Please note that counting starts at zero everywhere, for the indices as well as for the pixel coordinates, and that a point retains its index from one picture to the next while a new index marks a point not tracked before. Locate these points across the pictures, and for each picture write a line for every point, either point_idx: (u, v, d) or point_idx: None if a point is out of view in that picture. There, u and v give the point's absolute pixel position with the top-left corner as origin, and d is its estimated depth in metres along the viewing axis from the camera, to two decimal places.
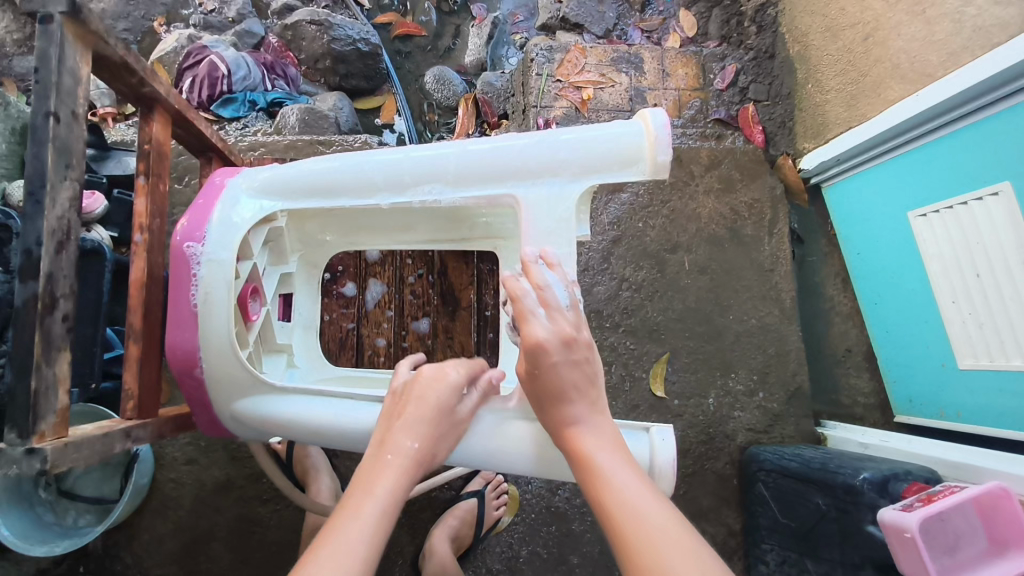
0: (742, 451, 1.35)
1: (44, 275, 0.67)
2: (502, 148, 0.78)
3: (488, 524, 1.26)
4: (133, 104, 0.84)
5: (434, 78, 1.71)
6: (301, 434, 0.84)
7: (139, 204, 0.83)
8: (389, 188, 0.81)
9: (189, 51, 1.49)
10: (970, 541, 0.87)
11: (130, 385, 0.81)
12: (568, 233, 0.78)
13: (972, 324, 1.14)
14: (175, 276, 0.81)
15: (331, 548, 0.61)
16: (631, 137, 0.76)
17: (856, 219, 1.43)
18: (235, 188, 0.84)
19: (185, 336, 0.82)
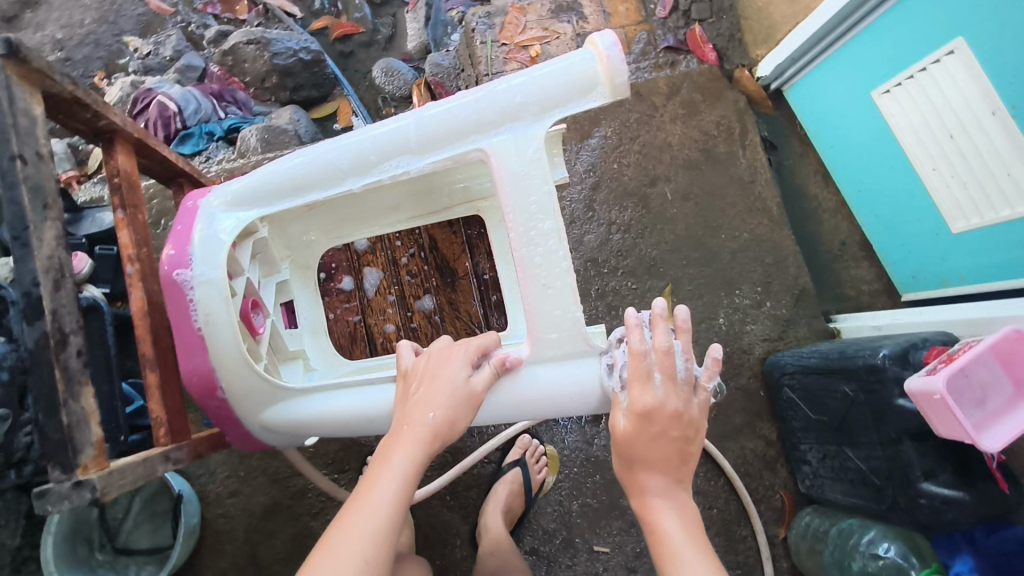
0: (762, 363, 1.37)
1: (48, 312, 0.69)
2: (458, 106, 0.76)
3: (535, 487, 1.27)
4: (92, 141, 0.84)
5: (383, 71, 1.69)
6: (332, 428, 0.85)
7: (122, 237, 0.84)
8: (356, 171, 0.80)
9: (135, 97, 1.48)
10: (995, 391, 0.90)
11: (158, 413, 0.82)
12: (542, 175, 0.75)
13: (956, 186, 1.15)
14: (173, 304, 0.82)
15: (350, 533, 0.65)
16: (583, 65, 0.74)
17: (825, 111, 1.44)
18: (209, 206, 0.84)
19: (197, 360, 0.83)
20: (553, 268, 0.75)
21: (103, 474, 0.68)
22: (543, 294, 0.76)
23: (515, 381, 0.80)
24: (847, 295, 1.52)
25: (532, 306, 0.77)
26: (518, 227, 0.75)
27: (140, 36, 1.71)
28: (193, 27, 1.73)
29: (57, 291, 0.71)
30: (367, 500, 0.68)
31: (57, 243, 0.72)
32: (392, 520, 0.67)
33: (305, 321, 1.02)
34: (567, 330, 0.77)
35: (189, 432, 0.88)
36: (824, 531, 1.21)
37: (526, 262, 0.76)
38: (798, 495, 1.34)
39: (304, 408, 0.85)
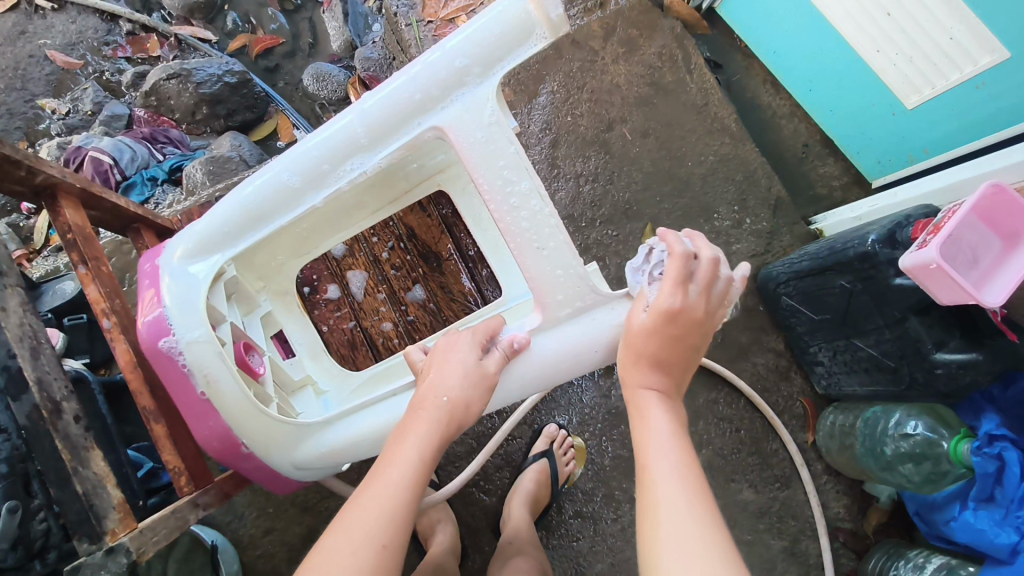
0: (756, 278, 1.38)
1: (33, 382, 0.67)
2: (397, 88, 0.73)
3: (563, 479, 1.26)
4: (34, 202, 0.80)
5: (313, 77, 1.65)
6: (363, 451, 0.81)
7: (91, 292, 0.80)
8: (311, 185, 0.77)
9: (66, 158, 1.42)
10: (985, 249, 0.92)
11: (175, 462, 0.80)
12: (505, 135, 0.73)
13: (902, 63, 1.15)
14: (163, 373, 0.76)
15: (354, 514, 0.63)
16: (512, 7, 0.70)
17: (762, 20, 1.43)
18: (170, 263, 0.78)
19: (208, 423, 0.76)
20: (542, 227, 0.74)
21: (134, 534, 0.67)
22: (540, 257, 0.75)
23: (529, 356, 0.80)
24: (821, 195, 1.53)
25: (531, 273, 0.76)
26: (495, 195, 0.74)
27: (55, 97, 1.64)
28: (108, 76, 1.66)
29: (36, 358, 0.68)
30: (382, 478, 0.66)
31: (25, 310, 0.70)
32: (410, 496, 0.66)
33: (301, 347, 0.98)
34: (571, 287, 0.76)
35: (211, 474, 0.85)
36: (851, 425, 1.23)
37: (512, 229, 0.74)
38: (817, 398, 1.36)
39: (331, 437, 0.81)
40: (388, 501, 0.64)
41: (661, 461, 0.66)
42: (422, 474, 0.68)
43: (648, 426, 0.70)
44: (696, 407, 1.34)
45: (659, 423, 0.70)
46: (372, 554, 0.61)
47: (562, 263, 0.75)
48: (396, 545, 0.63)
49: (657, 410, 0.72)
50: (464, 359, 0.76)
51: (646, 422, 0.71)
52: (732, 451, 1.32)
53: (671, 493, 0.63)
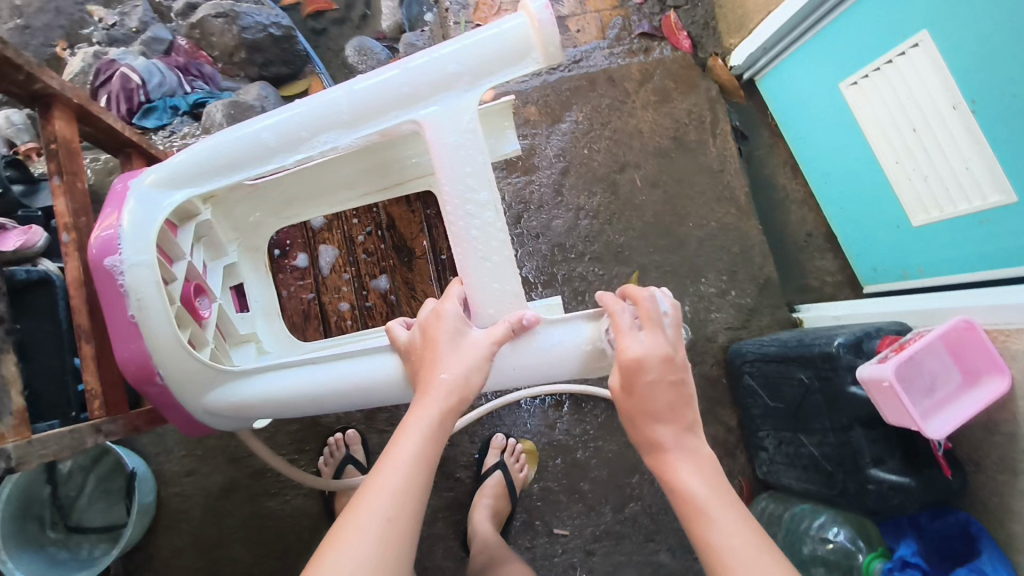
0: (725, 350, 1.39)
1: None
2: (388, 77, 0.72)
3: (518, 486, 1.28)
4: (29, 105, 0.82)
5: (355, 49, 1.67)
6: (279, 412, 0.81)
7: (58, 204, 0.82)
8: (285, 147, 0.75)
9: (97, 68, 1.44)
10: (944, 380, 0.93)
11: (93, 383, 0.81)
12: (477, 146, 0.73)
13: (917, 180, 1.16)
14: (102, 291, 0.76)
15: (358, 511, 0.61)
16: (514, 28, 0.70)
17: (794, 105, 1.45)
18: (139, 186, 0.77)
19: (130, 346, 0.76)
20: (490, 241, 0.74)
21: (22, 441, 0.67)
22: (481, 267, 0.75)
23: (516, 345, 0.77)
24: (811, 286, 1.54)
25: (472, 283, 0.75)
26: (454, 201, 0.74)
27: (104, 6, 1.67)
28: None
29: None
30: (386, 477, 0.64)
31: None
32: (414, 496, 0.64)
33: (257, 303, 0.98)
34: (506, 305, 0.76)
35: (127, 405, 0.87)
36: (778, 516, 1.23)
37: (464, 238, 0.74)
38: (756, 480, 1.37)
39: (248, 390, 0.80)
40: (402, 479, 0.64)
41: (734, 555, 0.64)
42: (429, 452, 0.67)
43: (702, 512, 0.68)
44: (635, 460, 1.33)
45: (719, 510, 0.67)
46: (384, 532, 0.60)
47: (505, 283, 0.75)
48: (402, 523, 0.61)
49: (699, 485, 0.69)
50: (451, 337, 0.72)
51: (709, 529, 0.67)
52: (659, 511, 1.31)
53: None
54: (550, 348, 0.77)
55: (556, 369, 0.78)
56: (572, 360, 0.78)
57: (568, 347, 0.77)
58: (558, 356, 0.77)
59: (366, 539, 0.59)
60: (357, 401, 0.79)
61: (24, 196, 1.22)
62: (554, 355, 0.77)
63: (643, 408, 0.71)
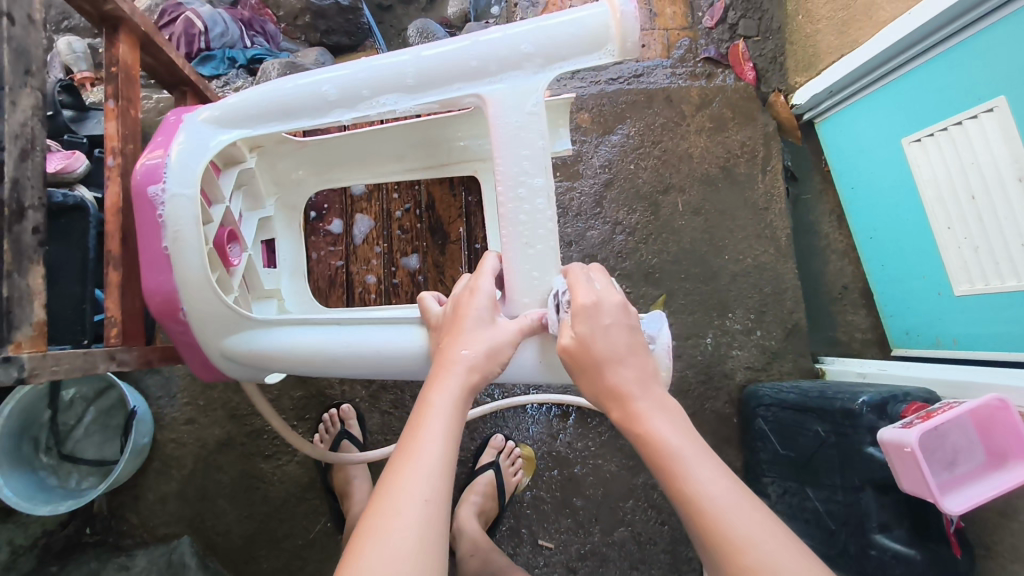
0: (741, 390, 1.35)
1: (9, 179, 0.66)
2: (458, 48, 0.71)
3: (510, 490, 1.25)
4: (96, 25, 0.81)
5: (417, 31, 1.66)
6: (294, 369, 0.79)
7: (110, 127, 0.81)
8: (345, 102, 0.74)
9: (163, 8, 1.45)
10: (967, 456, 0.89)
11: (112, 311, 0.80)
12: (539, 130, 0.72)
13: (966, 249, 1.13)
14: (140, 220, 0.74)
15: (393, 493, 0.57)
16: (595, 18, 0.69)
17: (851, 152, 1.41)
18: (193, 121, 0.77)
19: (158, 278, 0.75)
20: (536, 228, 0.73)
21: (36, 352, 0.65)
22: (524, 255, 0.73)
23: (539, 342, 0.75)
24: (838, 339, 1.50)
25: (511, 270, 0.73)
26: (507, 182, 0.72)
27: None
28: None
29: (23, 160, 0.68)
30: (418, 455, 0.60)
31: (32, 112, 0.69)
32: (447, 477, 0.60)
33: (285, 262, 0.97)
34: (540, 298, 0.74)
35: (142, 337, 0.86)
36: None
37: (511, 219, 0.73)
38: None
39: (268, 340, 0.78)
40: (435, 458, 0.60)
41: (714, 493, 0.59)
42: (456, 432, 0.63)
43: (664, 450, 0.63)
44: (631, 485, 1.29)
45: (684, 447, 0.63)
46: (424, 516, 0.56)
47: (537, 278, 0.74)
48: (441, 506, 0.57)
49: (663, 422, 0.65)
50: (481, 315, 0.70)
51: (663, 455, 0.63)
52: (648, 540, 1.27)
53: (743, 528, 0.57)
54: (542, 358, 0.75)
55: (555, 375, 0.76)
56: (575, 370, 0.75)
57: (556, 359, 0.75)
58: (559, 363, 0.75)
59: (406, 525, 0.55)
60: (372, 370, 0.77)
61: (72, 123, 1.22)
62: (561, 362, 0.75)
63: (602, 355, 0.66)
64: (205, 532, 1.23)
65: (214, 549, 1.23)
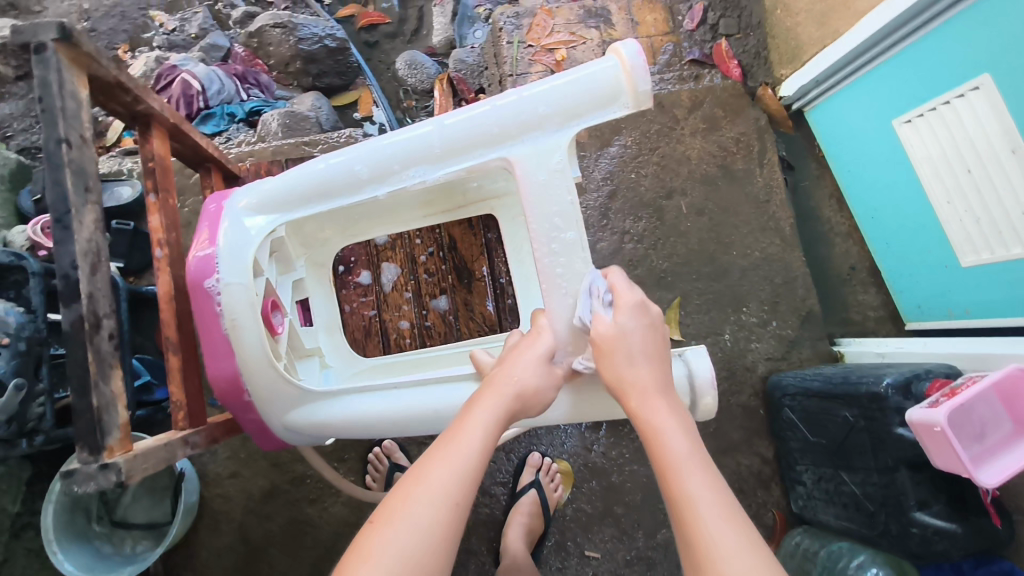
0: (765, 381, 1.39)
1: (85, 295, 0.67)
2: (481, 117, 0.74)
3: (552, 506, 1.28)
4: (128, 123, 0.84)
5: (406, 63, 1.72)
6: (354, 434, 0.82)
7: (153, 221, 0.83)
8: (376, 178, 0.77)
9: (159, 73, 1.48)
10: (995, 427, 0.92)
11: (178, 395, 0.82)
12: (564, 185, 0.75)
13: (969, 221, 1.16)
14: (198, 310, 0.78)
15: (424, 486, 0.62)
16: (607, 73, 0.72)
17: (844, 139, 1.45)
18: (234, 208, 0.80)
19: (220, 364, 0.80)
20: (574, 279, 0.76)
21: (128, 456, 0.66)
22: (563, 303, 0.76)
23: (585, 384, 0.80)
24: (852, 320, 1.53)
25: (553, 314, 0.77)
26: (540, 237, 0.75)
27: (167, 13, 1.70)
28: (220, 7, 1.74)
29: (94, 275, 0.70)
30: (452, 455, 0.64)
31: (95, 227, 0.71)
32: (472, 480, 0.64)
33: (320, 318, 1.01)
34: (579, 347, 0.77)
35: (205, 416, 0.87)
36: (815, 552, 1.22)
37: (549, 274, 0.76)
38: (790, 514, 1.36)
39: (328, 411, 0.81)
40: (452, 473, 0.63)
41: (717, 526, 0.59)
42: (490, 444, 0.67)
43: (678, 466, 0.64)
44: None
45: (700, 474, 0.63)
46: (445, 514, 0.60)
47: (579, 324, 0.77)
48: (449, 520, 0.60)
49: (681, 444, 0.66)
50: (530, 364, 0.73)
51: (677, 466, 0.64)
52: None
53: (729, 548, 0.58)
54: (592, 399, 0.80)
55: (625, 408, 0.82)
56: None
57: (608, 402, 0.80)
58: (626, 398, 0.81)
59: (405, 533, 0.58)
60: (432, 425, 0.80)
61: None
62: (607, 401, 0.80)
63: (626, 351, 0.71)
64: None
65: None
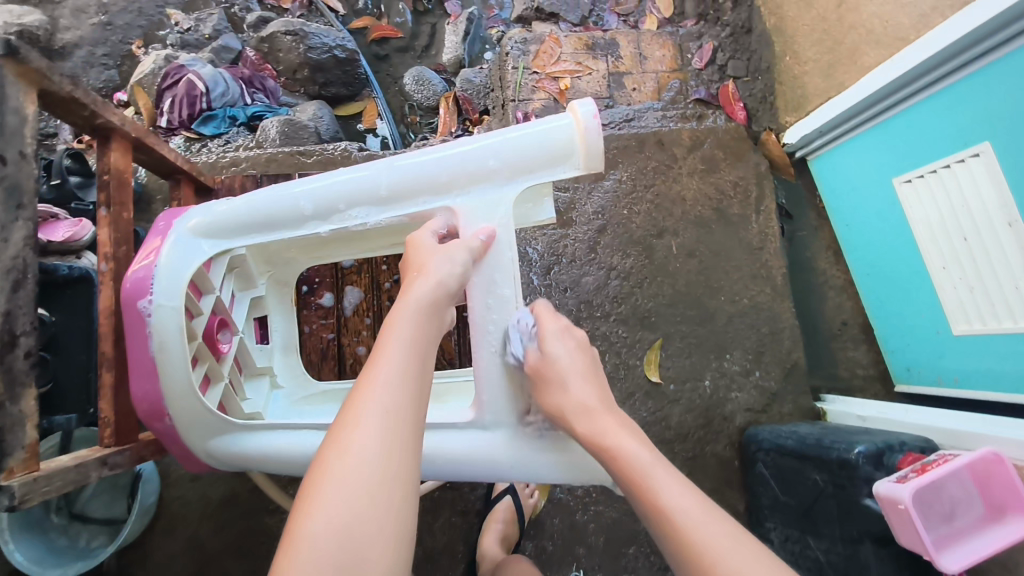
0: (741, 432, 1.35)
1: (3, 314, 0.70)
2: (429, 163, 0.76)
3: (528, 512, 1.28)
4: (89, 135, 0.87)
5: (414, 79, 1.74)
6: (273, 468, 0.83)
7: (103, 234, 0.87)
8: (319, 216, 0.80)
9: (166, 72, 1.51)
10: (965, 509, 0.88)
11: (106, 412, 0.84)
12: (506, 237, 0.77)
13: (963, 288, 1.12)
14: (130, 327, 0.79)
15: (370, 389, 0.64)
16: (560, 130, 0.74)
17: (842, 191, 1.41)
18: (180, 231, 0.82)
19: (145, 387, 0.80)
20: (504, 334, 0.77)
21: (27, 480, 0.69)
22: (492, 360, 0.76)
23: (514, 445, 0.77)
24: (839, 376, 1.49)
25: (482, 375, 0.77)
26: (478, 289, 0.77)
27: (183, 12, 1.74)
28: (236, 10, 1.77)
29: (15, 292, 0.72)
30: (388, 355, 0.66)
31: (24, 245, 0.74)
32: (413, 375, 0.66)
33: (276, 337, 1.02)
34: (506, 405, 0.77)
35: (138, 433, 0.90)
36: None
37: (481, 328, 0.77)
38: None
39: (251, 442, 0.83)
40: (396, 372, 0.65)
41: (706, 527, 0.65)
42: (420, 344, 0.69)
43: (653, 479, 0.70)
44: (634, 531, 1.31)
45: (674, 484, 0.69)
46: (389, 418, 0.62)
47: (505, 381, 0.77)
48: (404, 415, 0.63)
49: (644, 457, 0.72)
50: (454, 259, 0.73)
51: (651, 474, 0.70)
52: None
53: (713, 538, 0.64)
54: (522, 462, 0.77)
55: (561, 473, 0.78)
56: (579, 466, 0.77)
57: (535, 467, 0.77)
58: (560, 457, 0.78)
59: (370, 436, 0.61)
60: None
61: (79, 189, 1.25)
62: (537, 465, 0.77)
63: (562, 372, 0.77)
64: None
65: None
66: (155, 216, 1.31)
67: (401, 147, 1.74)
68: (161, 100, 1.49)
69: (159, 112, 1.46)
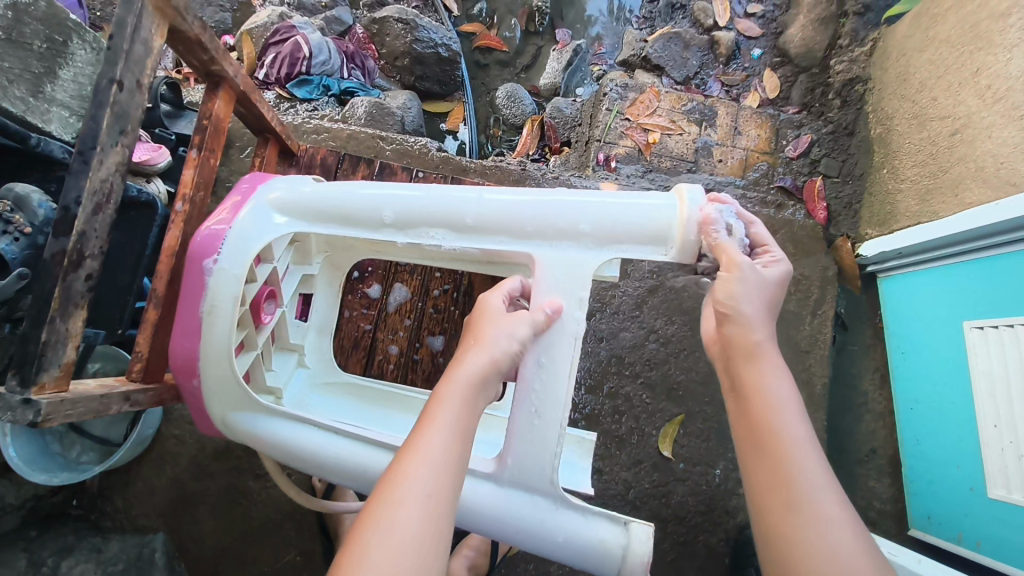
0: (740, 531, 1.29)
1: (76, 232, 0.71)
2: (519, 206, 0.77)
3: (503, 550, 1.23)
4: (201, 78, 0.89)
5: (506, 95, 1.75)
6: (278, 454, 0.82)
7: (186, 174, 0.89)
8: (396, 226, 0.81)
9: (278, 28, 1.54)
10: None
11: (142, 348, 0.85)
12: (579, 298, 0.75)
13: (1011, 453, 1.04)
14: (188, 278, 0.81)
15: (415, 463, 0.59)
16: (663, 212, 0.74)
17: (907, 319, 1.36)
18: (261, 198, 0.84)
19: (185, 341, 0.80)
20: (547, 398, 0.73)
21: (55, 399, 0.69)
22: (529, 423, 0.73)
23: (518, 510, 0.73)
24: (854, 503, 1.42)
25: (516, 431, 0.73)
26: (535, 349, 0.74)
27: None
28: None
29: (94, 214, 0.73)
30: (437, 427, 0.61)
31: (116, 168, 0.75)
32: (456, 450, 0.61)
33: (316, 317, 1.02)
34: (528, 468, 0.73)
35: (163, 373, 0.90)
36: None
37: (527, 386, 0.74)
38: None
39: (264, 425, 0.82)
40: (440, 454, 0.60)
41: (823, 499, 0.60)
42: (467, 419, 0.64)
43: (792, 446, 0.64)
44: None
45: (812, 458, 0.63)
46: (427, 509, 0.56)
47: (534, 446, 0.73)
48: (443, 502, 0.57)
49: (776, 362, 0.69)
50: (515, 334, 0.70)
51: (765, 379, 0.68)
52: None
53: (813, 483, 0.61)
54: (522, 529, 0.73)
55: (567, 554, 0.73)
56: (586, 555, 0.72)
57: (536, 536, 0.73)
58: (569, 540, 0.72)
59: (411, 521, 0.55)
60: (356, 482, 0.77)
61: (167, 117, 1.28)
62: (534, 534, 0.73)
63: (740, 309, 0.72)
64: (180, 535, 1.24)
65: (185, 553, 1.24)
66: (230, 160, 1.33)
67: (476, 156, 1.75)
68: (265, 53, 1.53)
69: (261, 64, 1.50)
